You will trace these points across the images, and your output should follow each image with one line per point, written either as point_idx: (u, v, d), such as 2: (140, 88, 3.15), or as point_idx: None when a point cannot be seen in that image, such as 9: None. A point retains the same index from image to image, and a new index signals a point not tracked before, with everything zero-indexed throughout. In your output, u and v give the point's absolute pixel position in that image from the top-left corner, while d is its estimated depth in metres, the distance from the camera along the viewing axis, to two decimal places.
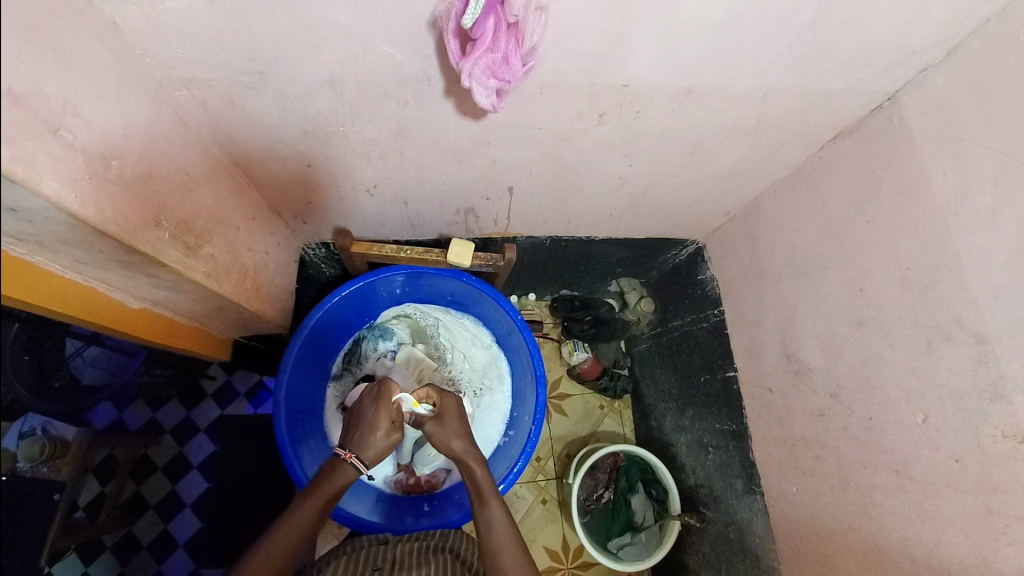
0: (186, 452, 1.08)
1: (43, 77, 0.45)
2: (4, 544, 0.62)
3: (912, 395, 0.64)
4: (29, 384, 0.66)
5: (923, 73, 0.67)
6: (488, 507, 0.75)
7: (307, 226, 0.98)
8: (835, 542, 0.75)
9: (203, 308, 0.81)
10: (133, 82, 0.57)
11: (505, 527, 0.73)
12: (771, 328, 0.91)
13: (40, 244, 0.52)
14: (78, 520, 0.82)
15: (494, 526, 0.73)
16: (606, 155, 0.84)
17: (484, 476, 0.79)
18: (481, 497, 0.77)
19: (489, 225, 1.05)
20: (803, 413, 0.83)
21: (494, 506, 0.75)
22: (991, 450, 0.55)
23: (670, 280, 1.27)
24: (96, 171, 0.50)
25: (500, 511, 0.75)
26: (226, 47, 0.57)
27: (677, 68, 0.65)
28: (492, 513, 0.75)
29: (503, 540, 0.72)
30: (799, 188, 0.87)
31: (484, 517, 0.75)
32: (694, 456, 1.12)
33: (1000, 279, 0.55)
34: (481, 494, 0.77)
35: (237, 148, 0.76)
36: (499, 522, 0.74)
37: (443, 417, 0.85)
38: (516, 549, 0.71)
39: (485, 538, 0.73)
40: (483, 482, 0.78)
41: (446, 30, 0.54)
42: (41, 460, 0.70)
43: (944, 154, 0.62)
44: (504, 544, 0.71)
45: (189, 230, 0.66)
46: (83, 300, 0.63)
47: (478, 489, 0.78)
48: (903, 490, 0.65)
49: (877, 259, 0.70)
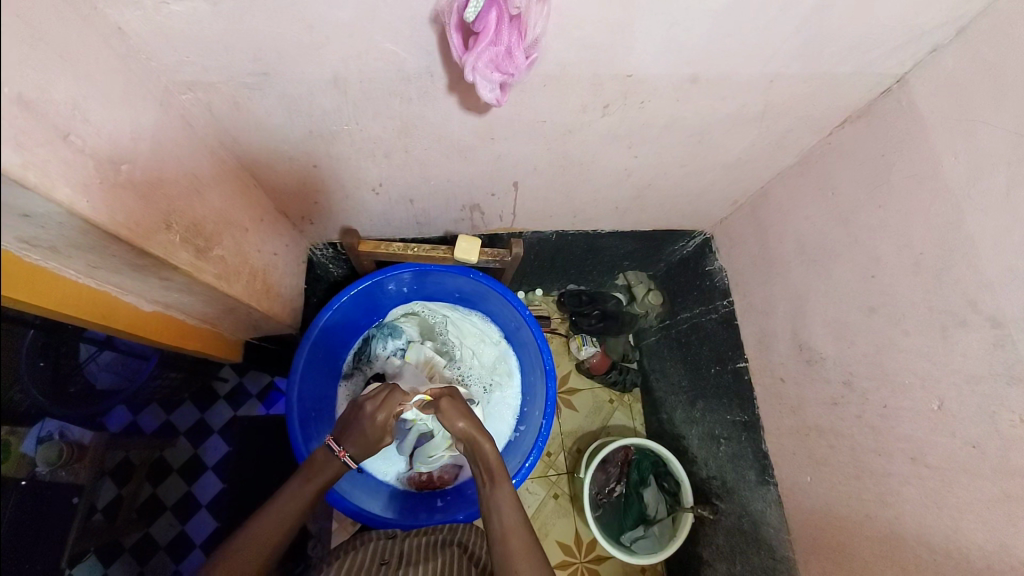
0: (203, 453, 1.10)
1: (52, 83, 0.45)
2: (28, 546, 0.63)
3: (927, 381, 0.64)
4: (46, 389, 0.67)
5: (933, 54, 0.66)
6: (496, 485, 0.76)
7: (314, 226, 0.98)
8: (851, 531, 0.75)
9: (214, 310, 0.82)
10: (139, 86, 0.58)
11: (514, 505, 0.74)
12: (782, 317, 0.90)
13: (53, 249, 0.52)
14: (97, 523, 0.83)
15: (502, 504, 0.74)
16: (612, 147, 0.83)
17: (496, 455, 0.79)
18: (490, 475, 0.77)
19: (495, 221, 1.05)
20: (816, 402, 0.82)
21: (503, 483, 0.76)
22: (1009, 435, 0.54)
23: (677, 272, 1.26)
24: (105, 175, 0.51)
25: (508, 486, 0.76)
26: (230, 49, 0.58)
27: (681, 56, 0.64)
28: (502, 489, 0.75)
29: (512, 537, 0.70)
30: (807, 175, 0.86)
31: (493, 494, 0.75)
32: (706, 448, 1.11)
33: (1015, 261, 0.54)
34: (488, 467, 0.78)
35: (243, 149, 0.76)
36: (508, 501, 0.74)
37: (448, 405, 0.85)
38: (526, 526, 0.72)
39: (494, 515, 0.73)
40: (492, 458, 0.78)
41: (448, 25, 0.54)
42: (60, 464, 0.71)
43: (956, 136, 0.61)
44: (513, 521, 0.72)
45: (198, 233, 0.67)
46: (96, 306, 0.63)
47: (486, 466, 0.78)
48: (919, 478, 0.64)
49: (889, 244, 0.69)
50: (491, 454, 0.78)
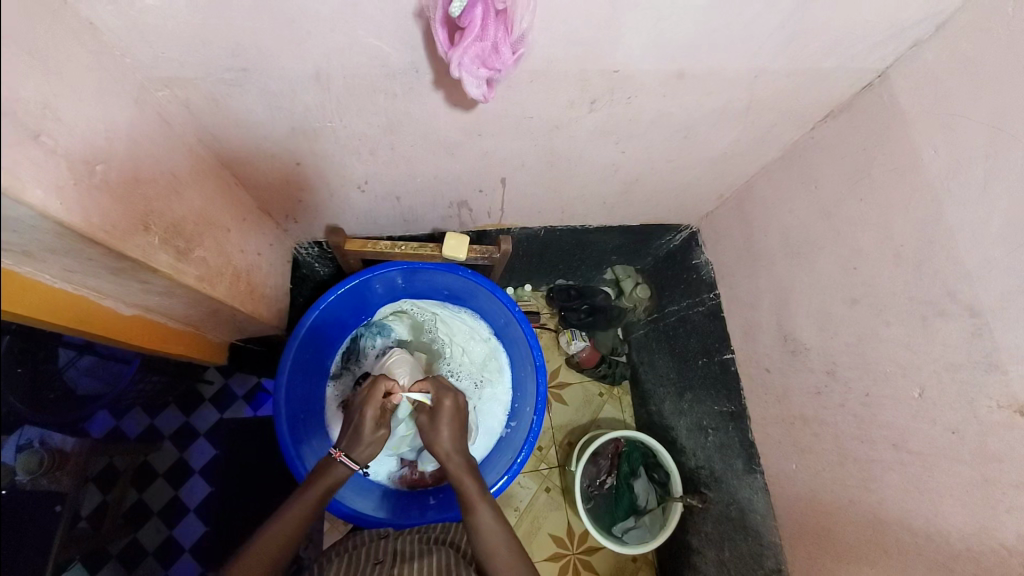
0: (188, 458, 1.09)
1: (21, 82, 0.44)
2: (9, 557, 0.62)
3: (908, 369, 0.65)
4: (24, 397, 0.65)
5: (912, 49, 0.67)
6: (477, 512, 0.74)
7: (299, 225, 0.96)
8: (835, 516, 0.77)
9: (197, 312, 0.80)
10: (113, 84, 0.56)
11: (495, 531, 0.73)
12: (768, 309, 0.91)
13: (28, 254, 0.51)
14: (81, 530, 0.81)
15: (484, 530, 0.73)
16: (598, 142, 0.83)
17: (476, 486, 0.77)
18: (469, 504, 0.75)
19: (482, 217, 1.04)
20: (801, 391, 0.84)
21: (483, 509, 0.75)
22: (986, 420, 0.56)
23: (665, 266, 1.27)
24: (80, 176, 0.49)
25: (489, 513, 0.74)
26: (207, 45, 0.56)
27: (666, 51, 0.64)
28: (482, 516, 0.74)
29: (494, 542, 0.72)
30: (790, 168, 0.87)
31: (473, 521, 0.74)
32: (694, 438, 1.13)
33: (991, 252, 0.55)
34: (466, 500, 0.76)
35: (223, 148, 0.75)
36: (489, 525, 0.73)
37: (438, 417, 0.82)
38: (511, 552, 0.71)
39: (476, 540, 0.73)
40: (471, 489, 0.76)
41: (434, 20, 0.53)
42: (41, 471, 0.69)
43: (935, 130, 0.62)
44: (492, 547, 0.71)
45: (179, 234, 0.66)
46: (74, 310, 0.62)
47: (464, 497, 0.76)
48: (901, 463, 0.66)
49: (870, 236, 0.70)
50: (472, 485, 0.77)
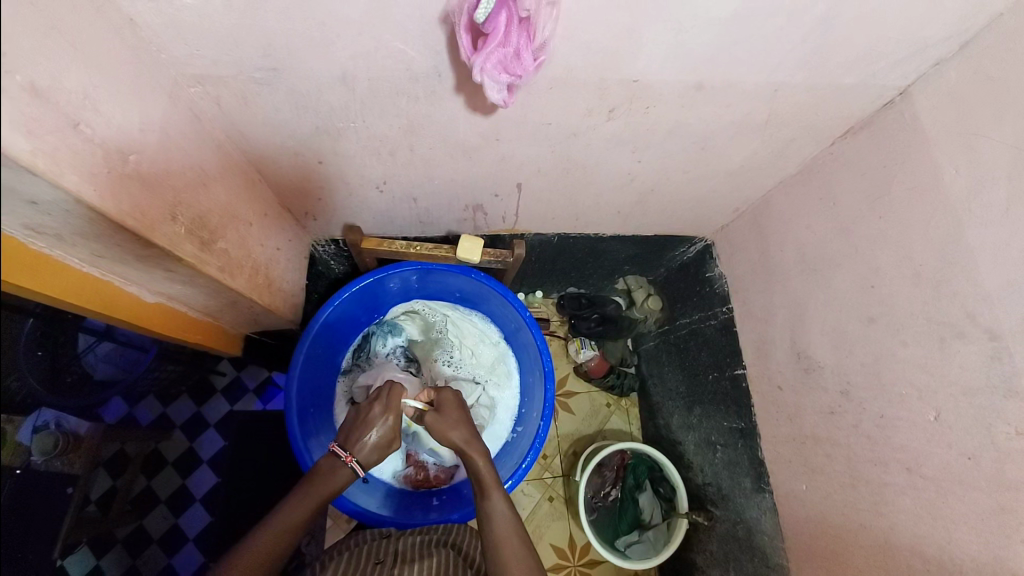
0: (198, 447, 1.11)
1: (64, 73, 0.46)
2: (21, 537, 0.63)
3: (924, 392, 0.64)
4: (42, 379, 0.66)
5: (936, 68, 0.66)
6: (488, 499, 0.74)
7: (317, 222, 0.98)
8: (844, 539, 0.75)
9: (216, 303, 0.82)
10: (149, 78, 0.58)
11: (508, 517, 0.73)
12: (781, 325, 0.91)
13: (58, 237, 0.52)
14: (90, 514, 0.83)
15: (495, 516, 0.73)
16: (614, 151, 0.84)
17: (488, 469, 0.77)
18: (483, 489, 0.76)
19: (497, 222, 1.05)
20: (813, 411, 0.83)
21: (495, 495, 0.75)
22: (1004, 447, 0.55)
23: (678, 278, 1.26)
24: (113, 165, 0.51)
25: (502, 502, 0.74)
26: (239, 43, 0.58)
27: (687, 63, 0.65)
28: (494, 503, 0.74)
29: (504, 531, 0.71)
30: (809, 184, 0.87)
31: (486, 507, 0.74)
32: (702, 454, 1.12)
33: (1014, 274, 0.55)
34: (481, 487, 0.76)
35: (249, 143, 0.77)
36: (500, 512, 0.73)
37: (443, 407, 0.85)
38: (522, 542, 0.71)
39: (487, 528, 0.72)
40: (483, 470, 0.77)
41: (458, 25, 0.54)
42: (56, 453, 0.71)
43: (958, 149, 0.62)
44: (506, 535, 0.71)
45: (203, 226, 0.67)
46: (99, 295, 0.63)
47: (479, 481, 0.77)
48: (914, 488, 0.65)
49: (889, 255, 0.70)
50: (485, 469, 0.77)
